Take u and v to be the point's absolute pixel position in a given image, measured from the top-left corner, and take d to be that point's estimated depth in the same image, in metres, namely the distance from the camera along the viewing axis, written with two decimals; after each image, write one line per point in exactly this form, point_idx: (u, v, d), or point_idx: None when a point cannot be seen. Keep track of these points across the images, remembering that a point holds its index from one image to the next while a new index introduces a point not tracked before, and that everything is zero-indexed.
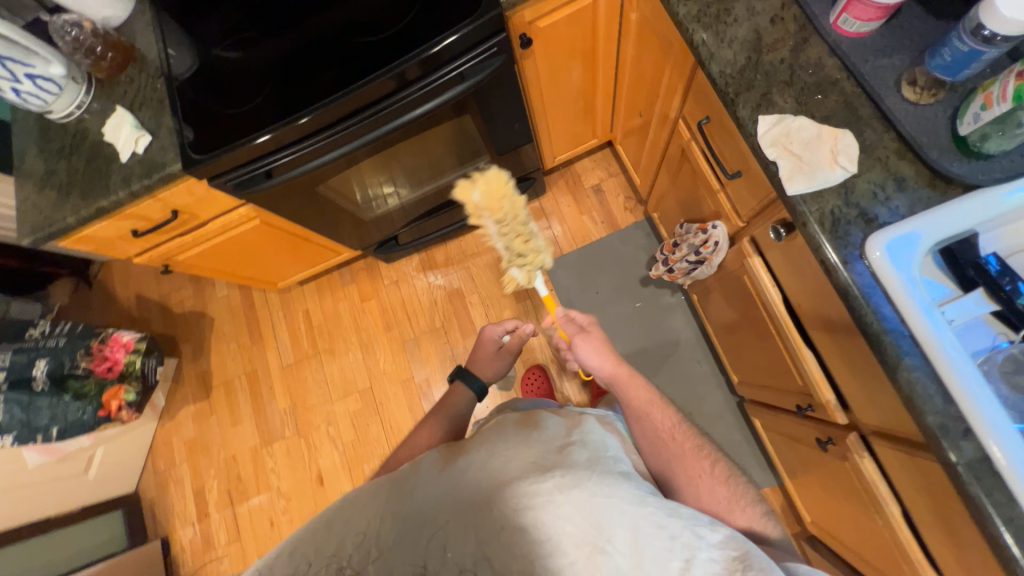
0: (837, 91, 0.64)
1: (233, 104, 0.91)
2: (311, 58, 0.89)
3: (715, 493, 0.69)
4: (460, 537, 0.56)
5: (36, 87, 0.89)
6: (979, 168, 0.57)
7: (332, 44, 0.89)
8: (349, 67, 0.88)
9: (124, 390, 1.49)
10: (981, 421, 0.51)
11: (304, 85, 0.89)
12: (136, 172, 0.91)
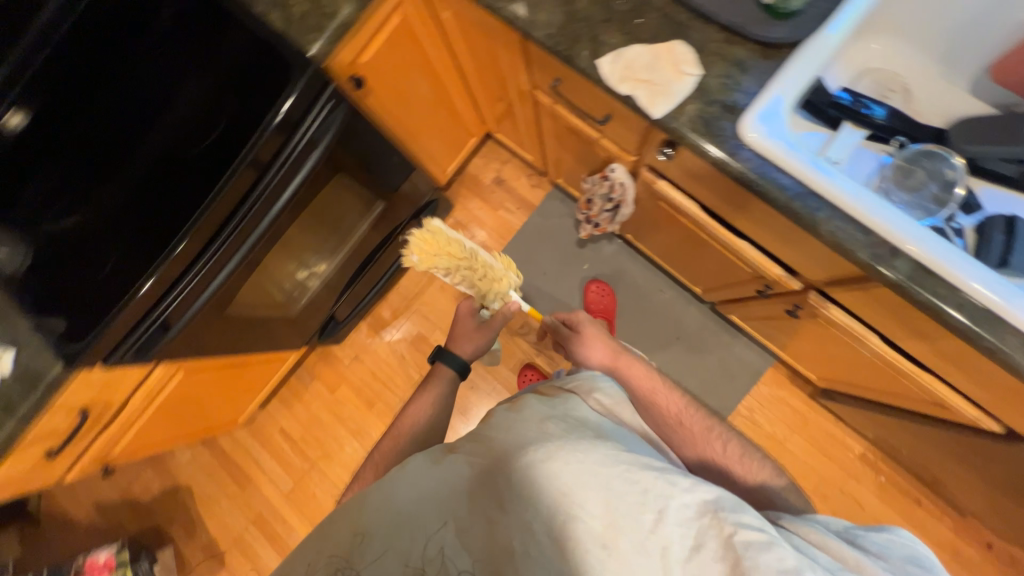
0: (651, 10, 0.66)
1: (90, 274, 0.81)
2: (153, 189, 0.81)
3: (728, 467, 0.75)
4: (437, 531, 0.55)
5: None
6: (795, 26, 0.61)
7: (168, 167, 0.82)
8: (197, 182, 0.81)
9: None
10: (899, 234, 0.56)
11: (158, 221, 0.81)
12: (16, 395, 0.80)
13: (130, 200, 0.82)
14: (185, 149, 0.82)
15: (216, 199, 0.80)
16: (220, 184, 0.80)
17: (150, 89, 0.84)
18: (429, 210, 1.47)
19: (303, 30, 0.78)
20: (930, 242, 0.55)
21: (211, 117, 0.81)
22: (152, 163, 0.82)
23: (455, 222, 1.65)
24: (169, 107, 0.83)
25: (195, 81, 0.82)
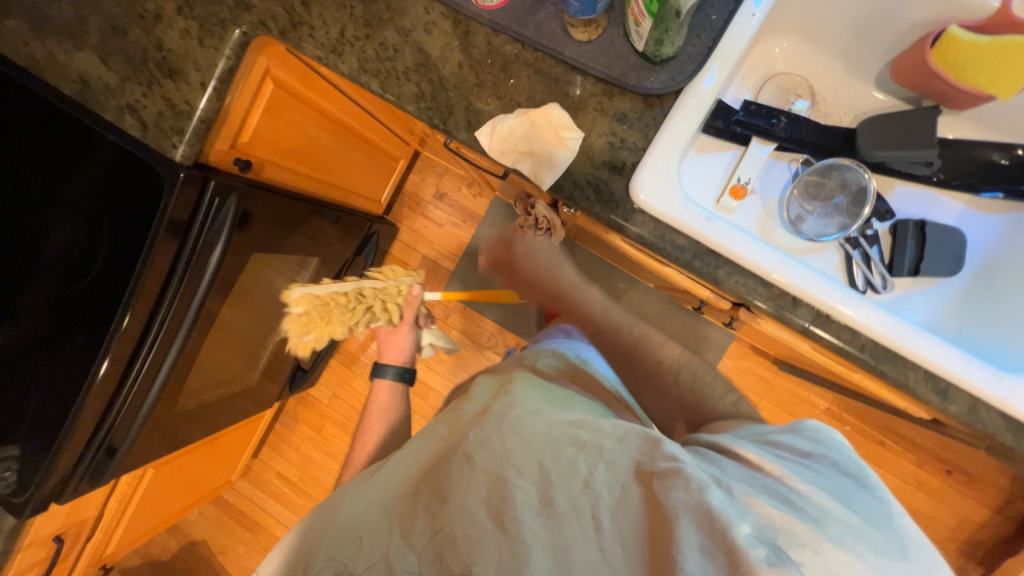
0: (523, 66, 0.61)
1: (17, 427, 0.78)
2: (59, 330, 0.78)
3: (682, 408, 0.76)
4: (379, 537, 0.54)
5: None
6: (674, 70, 0.57)
7: (69, 303, 0.79)
8: (100, 316, 0.76)
9: None
10: (798, 285, 0.55)
11: (72, 364, 0.77)
12: None
13: (38, 345, 0.78)
14: (82, 282, 0.78)
15: (125, 337, 0.74)
16: (121, 320, 0.73)
17: (29, 225, 0.80)
18: (370, 245, 1.42)
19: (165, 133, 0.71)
20: (829, 290, 0.55)
21: (103, 243, 0.77)
22: (53, 305, 0.79)
23: (403, 246, 1.60)
24: (57, 240, 0.79)
25: (77, 212, 0.78)
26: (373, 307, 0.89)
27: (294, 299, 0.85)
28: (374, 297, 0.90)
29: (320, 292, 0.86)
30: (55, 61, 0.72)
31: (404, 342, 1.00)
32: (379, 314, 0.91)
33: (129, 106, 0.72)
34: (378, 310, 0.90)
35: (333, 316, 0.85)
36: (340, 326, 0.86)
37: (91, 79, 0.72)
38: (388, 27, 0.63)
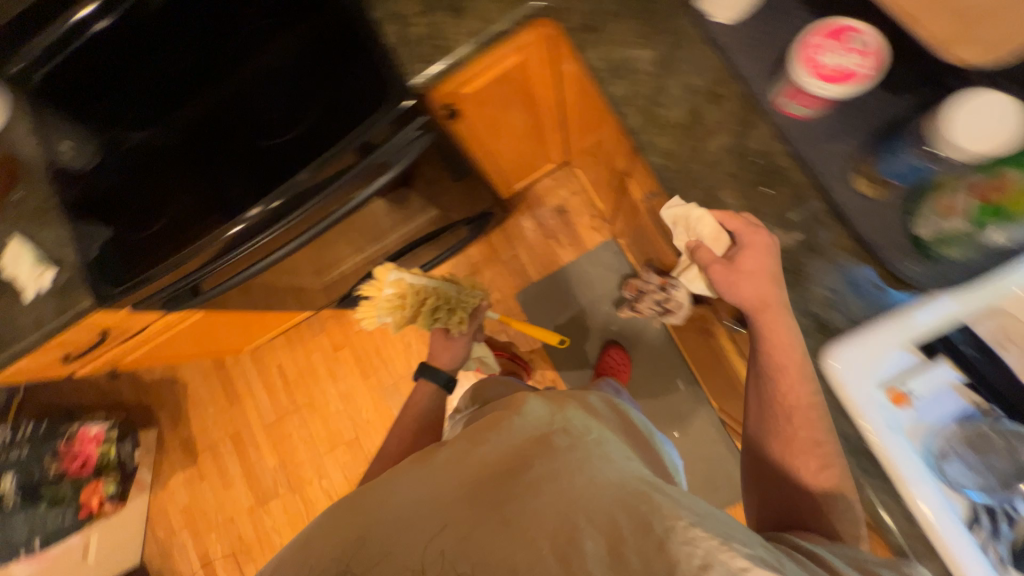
0: (783, 183, 0.59)
1: (148, 230, 0.84)
2: (229, 170, 0.84)
3: (812, 465, 0.56)
4: (435, 544, 0.49)
5: None
6: (938, 272, 0.53)
7: (246, 151, 0.83)
8: (262, 179, 0.79)
9: (103, 484, 1.44)
10: (951, 552, 0.50)
11: (225, 204, 0.82)
12: (48, 311, 0.83)
13: (208, 173, 0.85)
14: (258, 138, 0.80)
15: (264, 207, 0.75)
16: (275, 190, 0.76)
17: (252, 72, 0.89)
18: (482, 221, 1.42)
19: (414, 56, 0.71)
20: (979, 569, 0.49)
21: (300, 118, 0.80)
22: (233, 146, 0.87)
23: (504, 235, 1.60)
24: (261, 90, 0.84)
25: (293, 79, 0.85)
26: (444, 312, 1.14)
27: (382, 282, 1.13)
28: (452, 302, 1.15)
29: (415, 279, 1.15)
30: None
31: (454, 352, 1.15)
32: (446, 320, 1.15)
33: (397, 15, 0.72)
34: (450, 313, 1.15)
35: (418, 303, 1.14)
36: (418, 315, 1.14)
37: None
38: (675, 78, 0.62)
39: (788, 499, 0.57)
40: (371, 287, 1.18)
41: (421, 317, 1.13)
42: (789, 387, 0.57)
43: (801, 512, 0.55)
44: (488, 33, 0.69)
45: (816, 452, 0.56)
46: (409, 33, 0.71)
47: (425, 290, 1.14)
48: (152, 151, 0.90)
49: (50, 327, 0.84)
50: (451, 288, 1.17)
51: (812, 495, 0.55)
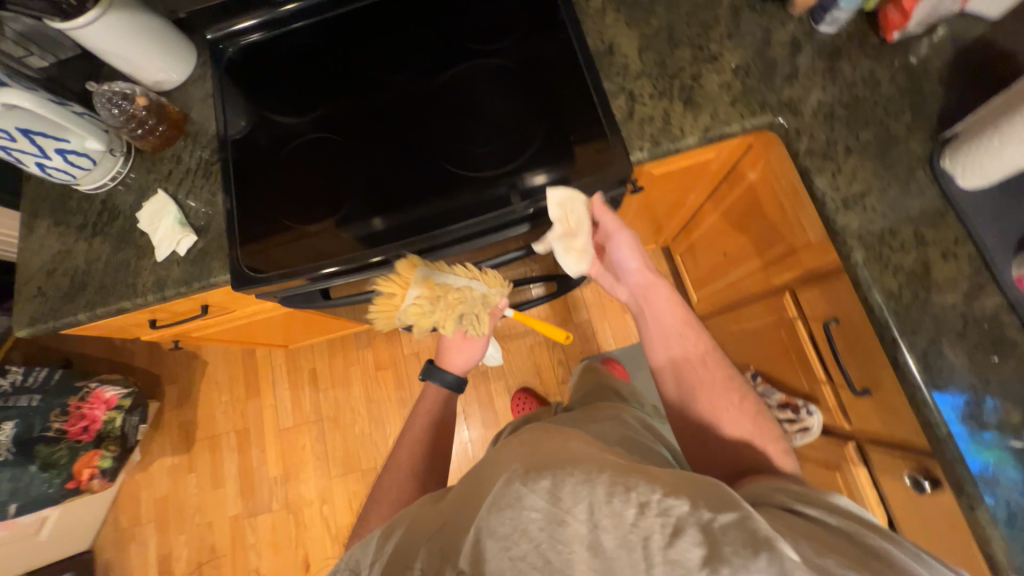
0: (1016, 355, 0.57)
1: (273, 212, 0.79)
2: (373, 169, 0.78)
3: (734, 411, 0.69)
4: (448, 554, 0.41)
5: (67, 163, 0.75)
6: None
7: (398, 158, 0.78)
8: (412, 200, 0.74)
9: (100, 456, 1.31)
10: None
11: (356, 205, 0.76)
12: (173, 276, 0.77)
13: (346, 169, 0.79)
14: (428, 156, 0.76)
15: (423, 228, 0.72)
16: (432, 213, 0.72)
17: (424, 74, 0.83)
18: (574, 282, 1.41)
19: (640, 133, 0.72)
20: None
21: (468, 146, 0.76)
22: (382, 144, 0.79)
23: (581, 298, 1.58)
24: (432, 105, 0.80)
25: (470, 97, 0.80)
26: (476, 313, 0.78)
27: (405, 284, 0.71)
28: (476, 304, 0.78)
29: (438, 283, 0.73)
30: (601, 18, 0.78)
31: (472, 354, 0.93)
32: (473, 328, 0.80)
33: (630, 90, 0.74)
34: (472, 317, 0.78)
35: (447, 305, 0.74)
36: (445, 322, 0.76)
37: (617, 50, 0.76)
38: (908, 224, 0.63)
39: (759, 456, 0.64)
40: (377, 306, 0.74)
41: (449, 323, 0.76)
42: (689, 347, 0.75)
43: (758, 423, 0.68)
44: (719, 132, 0.71)
45: (736, 405, 0.69)
46: (639, 111, 0.73)
47: (450, 291, 0.74)
48: (294, 129, 0.84)
49: (169, 293, 0.77)
50: (475, 290, 0.77)
51: (779, 447, 0.65)
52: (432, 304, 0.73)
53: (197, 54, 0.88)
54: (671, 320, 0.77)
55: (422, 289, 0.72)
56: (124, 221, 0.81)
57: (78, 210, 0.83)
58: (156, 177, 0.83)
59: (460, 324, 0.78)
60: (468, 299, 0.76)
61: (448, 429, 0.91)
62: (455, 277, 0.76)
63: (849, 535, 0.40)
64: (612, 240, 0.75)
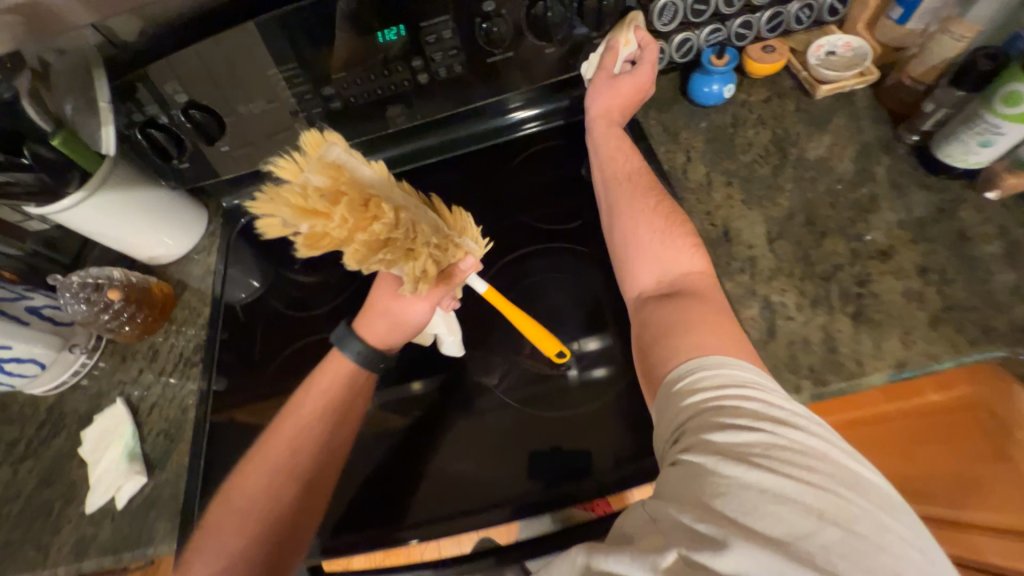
0: None
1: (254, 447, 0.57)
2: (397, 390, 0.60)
3: (670, 244, 0.50)
4: None
5: (5, 375, 0.57)
6: None
7: (429, 378, 0.60)
8: (452, 441, 0.56)
9: None
10: None
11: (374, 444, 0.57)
12: (101, 536, 0.54)
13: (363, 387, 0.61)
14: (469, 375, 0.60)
15: (467, 494, 0.52)
16: (481, 467, 0.53)
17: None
18: None
19: (792, 364, 0.48)
20: None
21: (524, 368, 0.59)
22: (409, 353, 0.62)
23: None
24: (474, 305, 0.65)
25: (522, 296, 0.63)
26: (430, 247, 0.45)
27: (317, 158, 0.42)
28: (432, 230, 0.46)
29: (367, 175, 0.43)
30: (706, 193, 0.60)
31: (412, 320, 0.51)
32: (425, 263, 0.45)
33: (765, 296, 0.52)
34: (422, 264, 0.45)
35: (380, 202, 0.42)
36: (374, 224, 0.41)
37: (734, 237, 0.56)
38: None
39: (712, 323, 0.43)
40: (262, 193, 0.42)
41: (377, 223, 0.41)
42: (619, 164, 0.58)
43: (731, 332, 0.42)
44: (924, 369, 0.46)
45: (681, 239, 0.51)
46: (785, 328, 0.50)
47: (388, 191, 0.43)
48: (301, 319, 0.67)
49: (89, 565, 0.53)
50: (434, 219, 0.47)
51: (735, 328, 0.43)
52: (358, 206, 0.41)
53: (208, 219, 0.75)
54: (625, 164, 0.57)
55: (328, 199, 0.40)
56: (66, 439, 0.61)
57: (17, 419, 0.64)
58: (123, 376, 0.64)
59: (398, 243, 0.43)
60: (424, 225, 0.45)
61: (327, 476, 0.47)
62: (407, 200, 0.45)
63: (749, 469, 0.33)
64: (592, 83, 0.60)
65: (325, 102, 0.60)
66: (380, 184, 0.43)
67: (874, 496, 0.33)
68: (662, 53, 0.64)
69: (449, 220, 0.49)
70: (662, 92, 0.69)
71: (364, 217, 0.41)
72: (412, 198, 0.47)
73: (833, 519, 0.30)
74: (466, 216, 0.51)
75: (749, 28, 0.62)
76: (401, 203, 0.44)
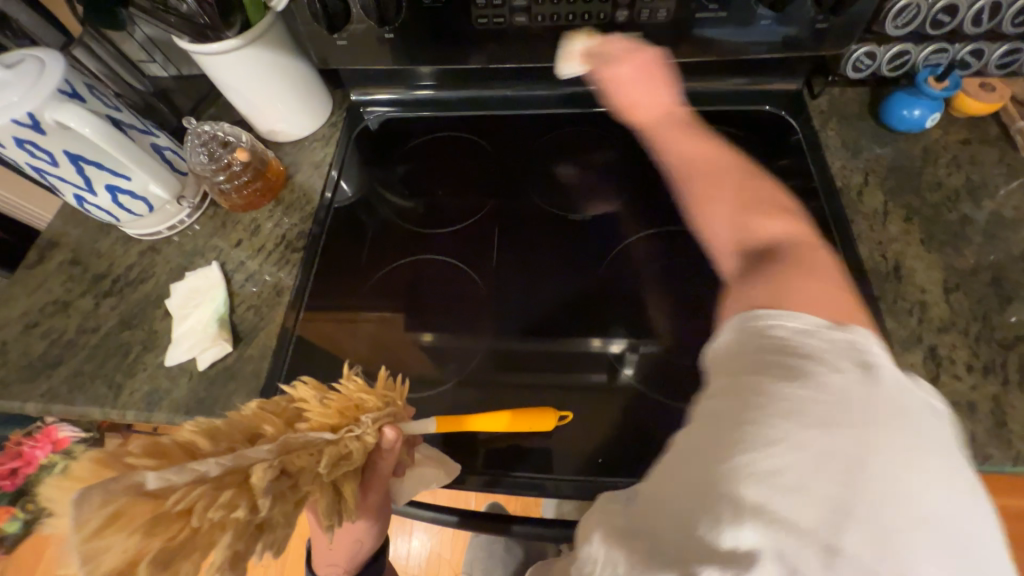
0: None
1: (355, 346, 0.57)
2: (502, 336, 0.57)
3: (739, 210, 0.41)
4: None
5: (114, 203, 0.55)
6: None
7: (534, 329, 0.57)
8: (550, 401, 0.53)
9: (10, 518, 1.09)
10: None
11: (470, 381, 0.54)
12: (176, 391, 0.53)
13: (465, 322, 0.58)
14: (576, 335, 0.56)
15: (550, 466, 0.50)
16: (579, 438, 0.51)
17: (597, 225, 0.63)
18: None
19: (953, 427, 0.44)
20: None
21: (645, 348, 0.55)
22: (522, 299, 0.59)
23: None
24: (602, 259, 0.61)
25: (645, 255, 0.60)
26: (324, 476, 0.33)
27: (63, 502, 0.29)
28: (313, 468, 0.34)
29: (178, 479, 0.30)
30: (880, 222, 0.55)
31: (361, 534, 0.44)
32: (325, 495, 0.33)
33: (932, 348, 0.48)
34: (327, 509, 0.33)
35: (206, 508, 0.29)
36: (225, 533, 0.29)
37: (906, 277, 0.51)
38: None
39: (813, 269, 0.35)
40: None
41: (224, 539, 0.29)
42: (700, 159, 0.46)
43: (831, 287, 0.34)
44: None
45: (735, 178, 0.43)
46: (950, 387, 0.46)
47: (217, 476, 0.31)
48: (412, 232, 0.64)
49: (158, 418, 0.52)
50: (313, 436, 0.35)
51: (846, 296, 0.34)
52: (177, 539, 0.29)
53: (331, 109, 0.71)
54: (692, 151, 0.46)
55: (131, 563, 0.28)
56: (154, 287, 0.60)
57: (108, 255, 0.63)
58: (221, 241, 0.62)
59: (277, 518, 0.31)
60: (300, 454, 0.34)
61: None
62: (250, 449, 0.32)
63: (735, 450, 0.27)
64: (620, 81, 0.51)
65: (510, 14, 0.56)
66: (194, 473, 0.30)
67: (843, 421, 0.26)
68: (871, 61, 0.58)
69: (327, 420, 0.37)
70: (846, 105, 0.63)
71: (206, 532, 0.29)
72: (259, 440, 0.34)
73: (836, 476, 0.25)
74: (352, 382, 0.39)
75: (978, 57, 0.56)
76: (246, 468, 0.32)
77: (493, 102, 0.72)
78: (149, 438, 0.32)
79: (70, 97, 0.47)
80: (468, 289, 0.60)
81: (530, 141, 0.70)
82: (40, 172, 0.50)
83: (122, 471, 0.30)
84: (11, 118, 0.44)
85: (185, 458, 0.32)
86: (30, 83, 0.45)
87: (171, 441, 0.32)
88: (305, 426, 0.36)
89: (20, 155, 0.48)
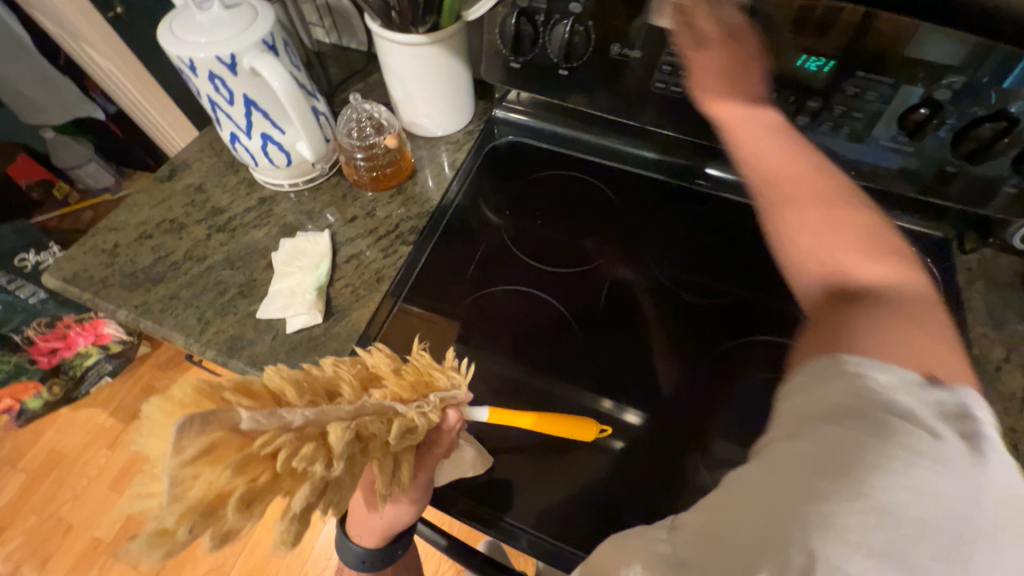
0: None
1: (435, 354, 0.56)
2: (580, 392, 0.55)
3: (864, 254, 0.40)
4: None
5: (261, 150, 0.57)
6: None
7: (614, 397, 0.55)
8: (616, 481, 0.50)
9: (35, 392, 1.15)
10: None
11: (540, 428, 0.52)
12: (259, 344, 0.53)
13: (544, 366, 0.56)
14: (662, 421, 0.53)
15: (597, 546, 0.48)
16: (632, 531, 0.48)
17: (704, 310, 0.60)
18: None
19: None
20: None
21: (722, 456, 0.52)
22: (609, 363, 0.57)
23: None
24: (692, 350, 0.58)
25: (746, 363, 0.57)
26: (391, 445, 0.36)
27: (167, 434, 0.31)
28: (381, 435, 0.36)
29: (268, 422, 0.30)
30: (1016, 408, 0.50)
31: (401, 510, 0.46)
32: (387, 461, 0.36)
33: None
34: (386, 472, 0.36)
35: (289, 457, 0.30)
36: (303, 486, 0.31)
37: None
38: None
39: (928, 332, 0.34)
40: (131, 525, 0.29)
41: (302, 491, 0.30)
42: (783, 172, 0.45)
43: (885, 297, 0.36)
44: None
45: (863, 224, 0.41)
46: None
47: (299, 427, 0.32)
48: (517, 259, 0.64)
49: (233, 365, 0.52)
50: (385, 401, 0.38)
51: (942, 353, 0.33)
52: (260, 480, 0.30)
53: (471, 118, 0.73)
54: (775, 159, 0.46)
55: (217, 498, 0.29)
56: (264, 236, 0.61)
57: (231, 192, 0.65)
58: (334, 214, 0.63)
59: (344, 479, 0.33)
60: (373, 420, 0.35)
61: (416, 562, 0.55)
62: (331, 406, 0.34)
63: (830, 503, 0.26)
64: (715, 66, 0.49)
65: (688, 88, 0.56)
66: (281, 420, 0.31)
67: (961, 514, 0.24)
68: None
69: (403, 391, 0.39)
70: (998, 270, 0.59)
71: (291, 479, 0.31)
72: (337, 399, 0.36)
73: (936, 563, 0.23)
74: (424, 357, 0.42)
75: None
76: (324, 424, 0.33)
77: (626, 156, 0.72)
78: (240, 377, 0.34)
79: (269, 49, 0.49)
80: (556, 332, 0.58)
81: (653, 203, 0.69)
82: (213, 105, 0.53)
83: (218, 403, 0.32)
84: (214, 54, 0.47)
85: (273, 402, 0.34)
86: (241, 27, 0.48)
87: (257, 384, 0.34)
88: (380, 392, 0.39)
89: (205, 86, 0.50)
